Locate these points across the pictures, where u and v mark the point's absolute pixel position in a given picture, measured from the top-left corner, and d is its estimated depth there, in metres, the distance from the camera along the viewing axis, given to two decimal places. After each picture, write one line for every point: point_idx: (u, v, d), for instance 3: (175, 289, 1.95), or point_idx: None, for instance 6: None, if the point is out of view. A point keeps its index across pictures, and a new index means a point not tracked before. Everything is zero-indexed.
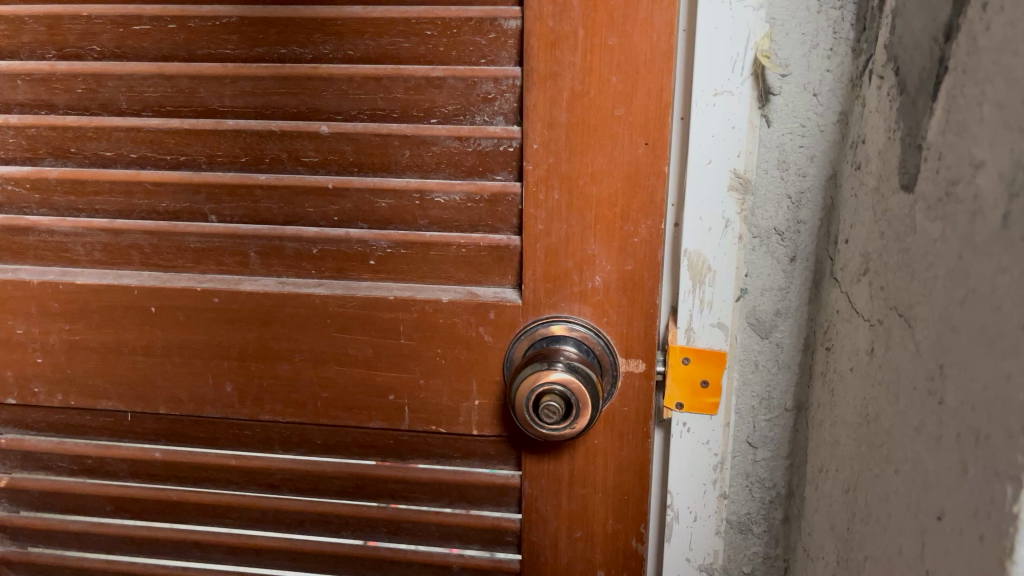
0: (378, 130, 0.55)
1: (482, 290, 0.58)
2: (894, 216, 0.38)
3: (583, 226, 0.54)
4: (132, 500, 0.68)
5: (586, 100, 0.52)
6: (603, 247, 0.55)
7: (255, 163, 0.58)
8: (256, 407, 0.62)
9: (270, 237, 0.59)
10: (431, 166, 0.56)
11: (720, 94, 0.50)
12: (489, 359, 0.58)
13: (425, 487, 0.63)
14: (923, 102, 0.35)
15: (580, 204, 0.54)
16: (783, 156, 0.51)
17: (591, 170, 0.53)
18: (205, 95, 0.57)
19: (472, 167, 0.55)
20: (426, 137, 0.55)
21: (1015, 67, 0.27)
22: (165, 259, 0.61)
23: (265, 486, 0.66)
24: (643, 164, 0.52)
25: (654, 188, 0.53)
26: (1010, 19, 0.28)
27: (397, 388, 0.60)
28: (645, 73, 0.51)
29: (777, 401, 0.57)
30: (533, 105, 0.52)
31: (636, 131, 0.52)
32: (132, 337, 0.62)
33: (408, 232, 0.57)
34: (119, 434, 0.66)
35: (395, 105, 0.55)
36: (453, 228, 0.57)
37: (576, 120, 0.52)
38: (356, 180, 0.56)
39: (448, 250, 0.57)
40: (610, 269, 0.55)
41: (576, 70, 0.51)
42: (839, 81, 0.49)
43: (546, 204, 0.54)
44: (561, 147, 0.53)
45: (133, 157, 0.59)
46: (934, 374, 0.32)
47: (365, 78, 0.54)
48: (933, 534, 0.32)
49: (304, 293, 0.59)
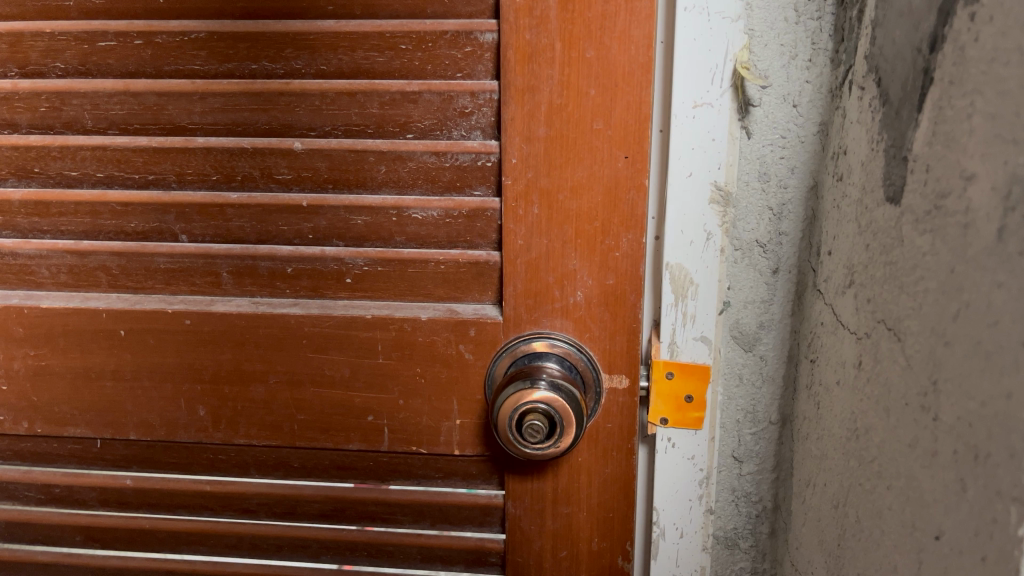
0: (354, 146, 0.54)
1: (462, 307, 0.57)
2: (880, 228, 0.38)
3: (563, 241, 0.53)
4: (103, 529, 0.66)
5: (567, 112, 0.51)
6: (584, 262, 0.54)
7: (227, 181, 0.56)
8: (231, 430, 0.61)
9: (243, 257, 0.57)
10: (408, 181, 0.55)
11: (699, 106, 0.50)
12: (470, 377, 0.57)
13: (405, 509, 0.62)
14: (906, 113, 0.35)
15: (560, 219, 0.53)
16: (764, 168, 0.51)
17: (570, 184, 0.52)
18: (174, 111, 0.55)
19: (450, 182, 0.54)
20: (402, 152, 0.54)
21: (1006, 78, 0.27)
22: (134, 280, 0.59)
23: (241, 511, 0.64)
24: (622, 178, 0.52)
25: (634, 202, 0.52)
26: (1000, 29, 0.27)
27: (376, 409, 0.59)
28: (624, 86, 0.50)
29: (762, 415, 0.56)
30: (511, 119, 0.51)
31: (616, 144, 0.51)
32: (100, 362, 0.60)
33: (385, 249, 0.56)
34: (88, 462, 0.64)
35: (371, 120, 0.54)
36: (431, 244, 0.56)
37: (554, 134, 0.51)
38: (331, 197, 0.55)
39: (427, 266, 0.56)
40: (591, 285, 0.54)
41: (554, 83, 0.50)
42: (819, 92, 0.49)
43: (526, 220, 0.53)
44: (540, 161, 0.52)
45: (99, 176, 0.57)
46: (927, 390, 0.32)
47: (339, 93, 0.53)
48: (931, 554, 0.31)
49: (279, 314, 0.57)
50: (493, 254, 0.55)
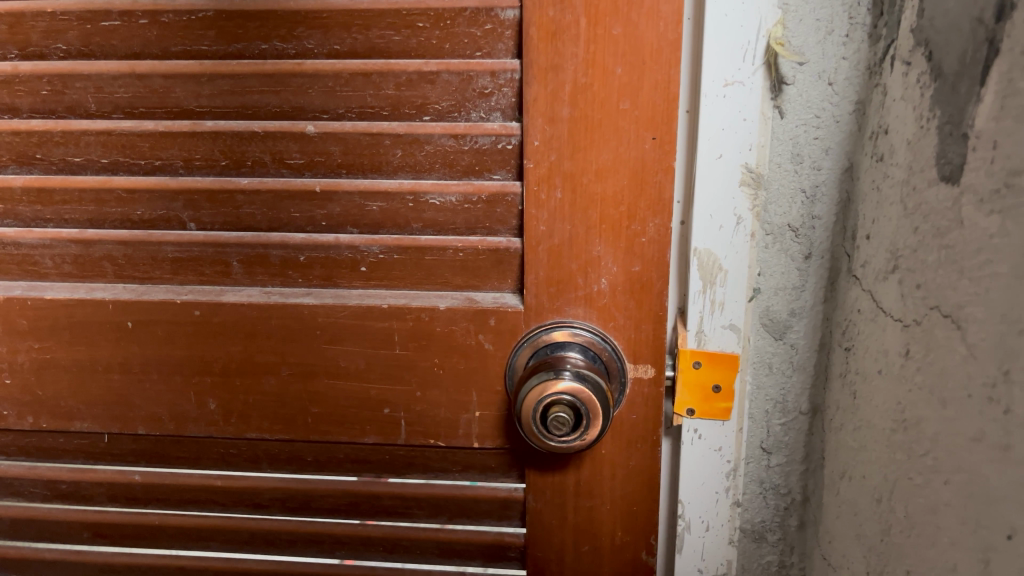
0: (369, 129, 0.52)
1: (481, 296, 0.55)
2: (932, 209, 0.36)
3: (587, 227, 0.52)
4: (111, 526, 0.64)
5: (592, 92, 0.49)
6: (609, 248, 0.52)
7: (236, 167, 0.54)
8: (243, 424, 0.59)
9: (254, 245, 0.55)
10: (425, 165, 0.52)
11: (730, 85, 0.48)
12: (489, 368, 0.55)
13: (422, 503, 0.60)
14: (965, 86, 0.33)
15: (584, 203, 0.51)
16: (797, 149, 0.49)
17: (595, 167, 0.50)
18: (180, 94, 0.53)
19: (469, 166, 0.52)
20: (419, 135, 0.52)
21: None
22: (141, 270, 0.57)
23: (254, 506, 0.63)
24: (649, 160, 0.50)
25: (662, 185, 0.50)
26: None
27: (393, 401, 0.57)
28: (652, 64, 0.48)
29: (791, 405, 0.54)
30: (534, 99, 0.49)
31: (642, 124, 0.49)
32: (107, 354, 0.58)
33: (401, 236, 0.54)
34: (95, 457, 0.63)
35: (386, 102, 0.51)
36: (449, 231, 0.54)
37: (579, 114, 0.49)
38: (345, 182, 0.53)
39: (445, 254, 0.54)
40: (616, 271, 0.52)
41: (578, 62, 0.48)
42: (855, 69, 0.47)
43: (548, 204, 0.51)
44: (563, 143, 0.50)
45: (104, 163, 0.55)
46: (994, 380, 0.30)
47: (353, 74, 0.51)
48: (1001, 553, 0.30)
49: (292, 304, 0.55)
50: (513, 241, 0.53)
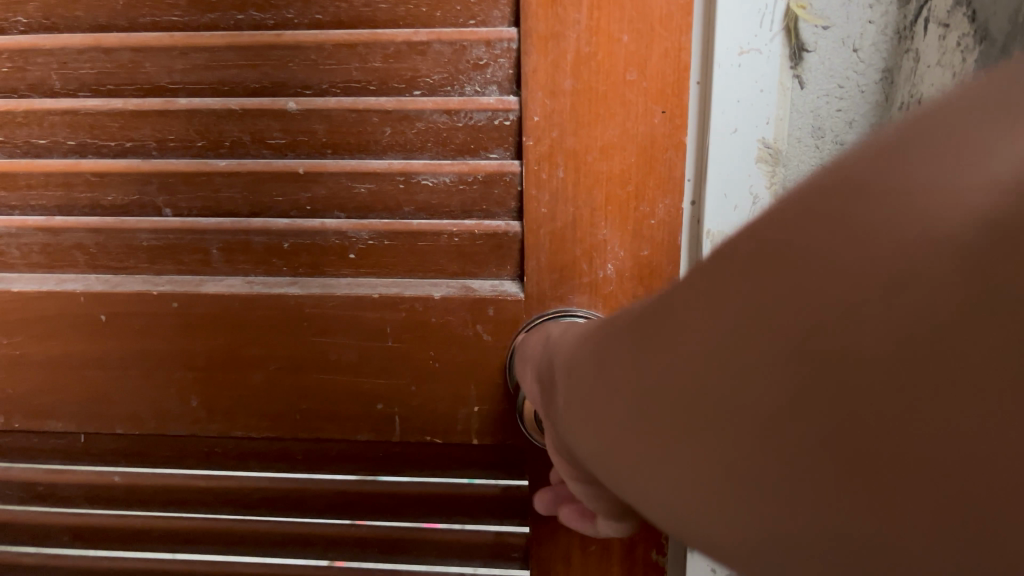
0: (355, 105, 0.48)
1: (478, 283, 0.51)
2: None
3: (592, 208, 0.48)
4: (92, 528, 0.61)
5: (597, 61, 0.45)
6: (616, 230, 0.48)
7: (214, 148, 0.50)
8: (228, 422, 0.56)
9: (235, 232, 0.52)
10: (417, 144, 0.49)
11: (746, 53, 0.44)
12: (488, 360, 0.52)
13: (420, 502, 0.57)
14: None
15: (589, 182, 0.47)
16: (818, 122, 0.45)
17: (599, 144, 0.47)
18: (151, 69, 0.49)
19: (463, 144, 0.48)
20: (410, 111, 0.48)
21: None
22: (115, 260, 0.53)
23: (242, 507, 0.60)
24: (659, 136, 0.46)
25: (672, 162, 0.46)
26: None
27: (386, 396, 0.54)
28: (661, 30, 0.44)
29: None
30: (533, 71, 0.45)
31: (651, 97, 0.45)
32: (81, 349, 0.55)
33: (392, 221, 0.50)
34: (72, 458, 0.59)
35: (374, 76, 0.48)
36: (443, 215, 0.50)
37: (583, 87, 0.46)
38: (331, 163, 0.49)
39: (439, 239, 0.50)
40: (624, 256, 0.49)
41: (581, 29, 0.44)
42: (883, 34, 0.43)
43: (550, 184, 0.48)
44: (566, 118, 0.46)
45: (71, 145, 0.51)
46: None
47: (337, 45, 0.47)
48: None
49: (278, 294, 0.52)
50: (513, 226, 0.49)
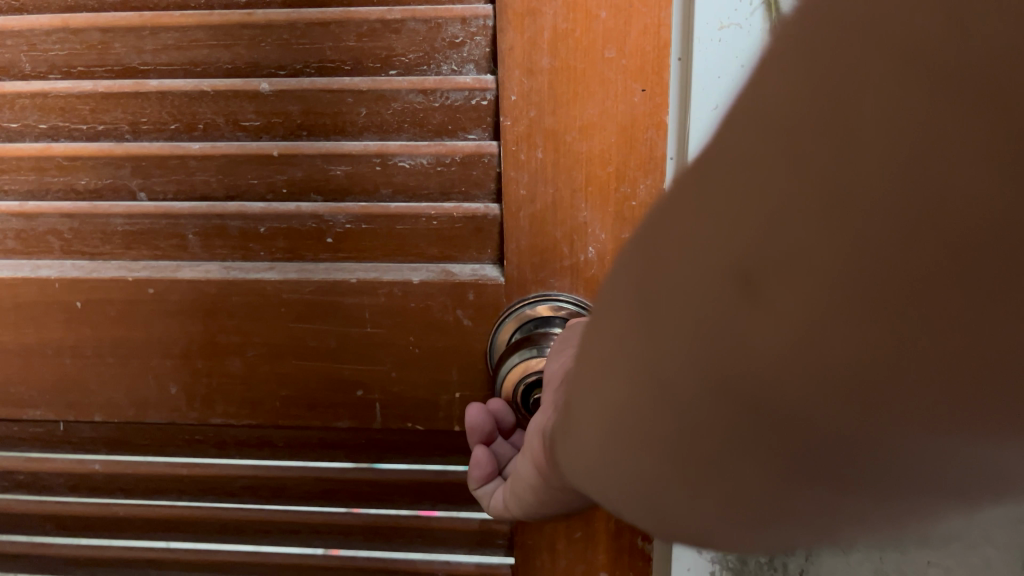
0: (329, 86, 0.47)
1: (459, 267, 0.50)
2: None
3: (573, 189, 0.47)
4: (74, 517, 0.61)
5: (575, 37, 0.44)
6: (597, 213, 0.47)
7: (188, 130, 0.49)
8: (207, 409, 0.55)
9: (210, 216, 0.51)
10: (395, 125, 0.48)
11: (726, 28, 0.44)
12: (469, 345, 0.51)
13: (402, 490, 0.57)
14: None
15: (569, 163, 0.46)
16: None
17: (580, 123, 0.45)
18: (121, 50, 0.48)
19: (441, 125, 0.47)
20: (385, 91, 0.46)
21: None
22: (89, 245, 0.53)
23: (224, 495, 0.59)
24: (640, 115, 0.45)
25: (653, 142, 0.45)
26: None
27: (366, 382, 0.53)
28: (640, 5, 0.43)
29: None
30: (509, 49, 0.44)
31: (631, 74, 0.44)
32: (57, 337, 0.54)
33: (369, 204, 0.49)
34: (52, 447, 0.59)
35: (348, 55, 0.46)
36: (422, 197, 0.49)
37: (561, 65, 0.44)
38: (305, 145, 0.48)
39: (418, 223, 0.49)
40: (606, 238, 0.48)
41: (558, 6, 0.43)
42: None
43: (529, 165, 0.46)
44: (545, 97, 0.45)
45: (43, 128, 0.50)
46: None
47: (309, 24, 0.46)
48: None
49: (255, 280, 0.51)
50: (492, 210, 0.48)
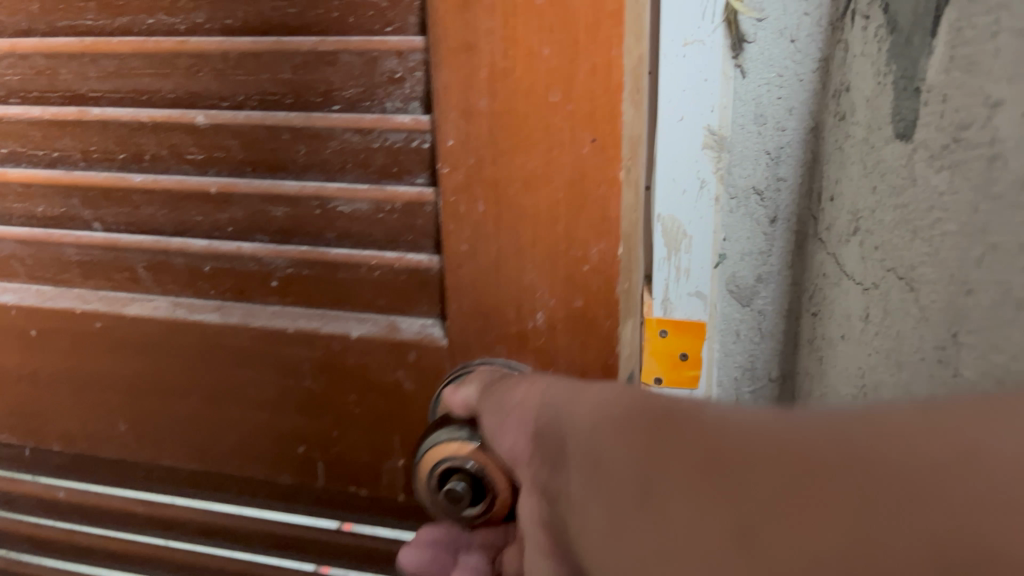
0: (263, 121, 0.47)
1: (405, 323, 0.49)
2: (888, 166, 0.35)
3: (517, 247, 0.44)
4: (45, 539, 0.65)
5: (517, 84, 0.40)
6: (544, 276, 0.44)
7: (135, 160, 0.51)
8: (155, 450, 0.57)
9: (156, 251, 0.52)
10: (337, 164, 0.47)
11: (691, 44, 0.45)
12: (410, 411, 0.50)
13: (357, 549, 0.56)
14: (919, 39, 0.31)
15: (512, 219, 0.43)
16: (760, 109, 0.47)
17: (524, 176, 0.42)
18: (68, 76, 0.50)
19: (383, 167, 0.46)
20: (321, 129, 0.46)
21: None
22: (48, 272, 0.56)
23: (185, 533, 0.61)
24: (589, 167, 0.41)
25: (606, 199, 0.41)
26: None
27: (307, 440, 0.54)
28: (586, 41, 0.38)
29: (761, 371, 0.54)
30: (445, 87, 0.42)
31: (580, 119, 0.40)
32: (19, 360, 0.58)
33: (309, 249, 0.49)
34: (22, 468, 0.63)
35: (286, 89, 0.46)
36: (365, 243, 0.48)
37: (502, 108, 0.41)
38: (243, 183, 0.49)
39: (360, 272, 0.49)
40: (556, 301, 0.45)
41: (495, 40, 0.40)
42: (817, 25, 0.45)
43: (468, 218, 0.44)
44: (484, 143, 0.42)
45: (3, 152, 0.54)
46: (946, 343, 0.28)
47: (242, 54, 0.46)
48: None
49: (196, 320, 0.52)
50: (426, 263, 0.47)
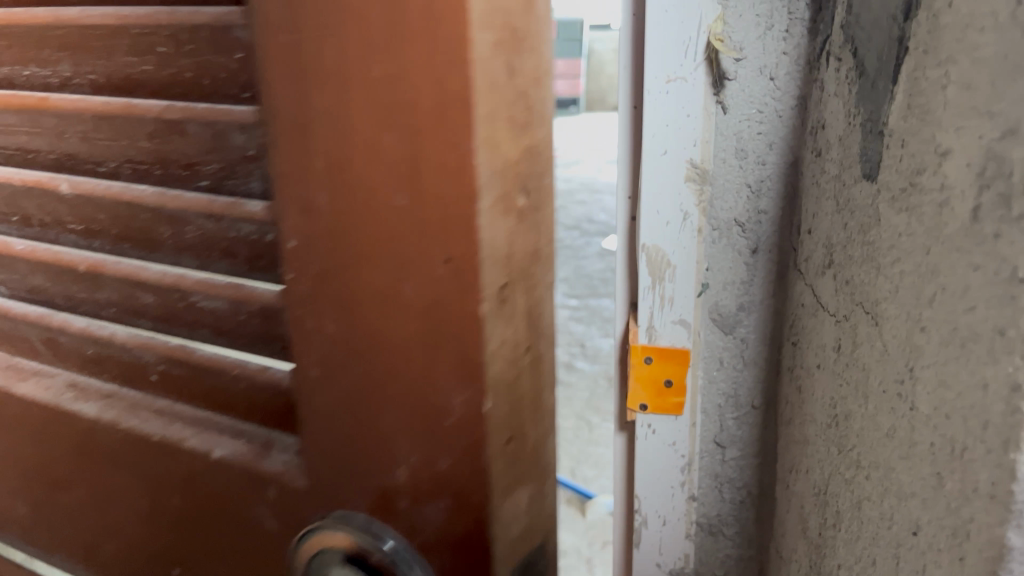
0: (50, 183, 0.44)
1: (180, 416, 0.44)
2: (857, 205, 0.36)
3: (364, 428, 0.36)
4: None
5: (334, 154, 0.32)
6: (409, 456, 0.35)
7: None
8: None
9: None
10: (204, 253, 0.39)
11: (672, 81, 0.47)
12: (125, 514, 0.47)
13: None
14: (883, 84, 0.33)
15: (351, 403, 0.36)
16: (740, 145, 0.48)
17: (370, 329, 0.34)
18: None
19: (130, 227, 0.41)
20: (87, 198, 0.42)
21: None
22: None
23: None
24: (443, 336, 0.32)
25: (460, 396, 0.33)
26: None
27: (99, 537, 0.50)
28: (431, 130, 0.29)
29: (744, 399, 0.55)
30: (281, 174, 0.33)
31: (416, 327, 0.33)
32: None
33: (91, 326, 0.46)
34: None
35: (79, 155, 0.42)
36: (142, 330, 0.44)
37: (338, 215, 0.33)
38: (43, 249, 0.46)
39: (131, 359, 0.44)
40: (419, 462, 0.35)
41: (315, 112, 0.31)
42: (796, 63, 0.46)
43: (304, 369, 0.37)
44: (326, 263, 0.34)
45: None
46: (904, 377, 0.29)
47: (17, 104, 0.43)
48: (910, 550, 0.29)
49: (77, 411, 0.47)
50: (261, 312, 0.38)
